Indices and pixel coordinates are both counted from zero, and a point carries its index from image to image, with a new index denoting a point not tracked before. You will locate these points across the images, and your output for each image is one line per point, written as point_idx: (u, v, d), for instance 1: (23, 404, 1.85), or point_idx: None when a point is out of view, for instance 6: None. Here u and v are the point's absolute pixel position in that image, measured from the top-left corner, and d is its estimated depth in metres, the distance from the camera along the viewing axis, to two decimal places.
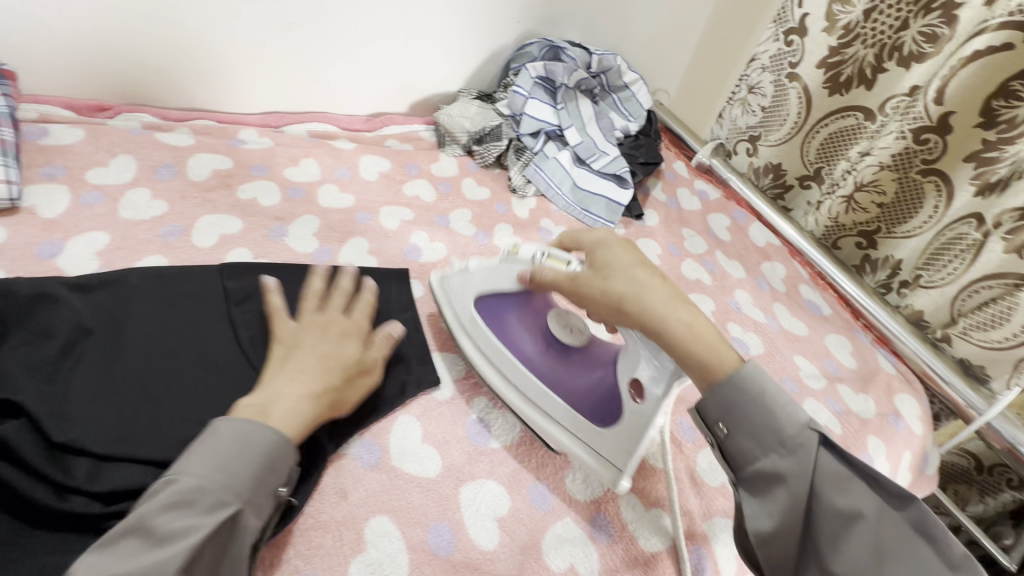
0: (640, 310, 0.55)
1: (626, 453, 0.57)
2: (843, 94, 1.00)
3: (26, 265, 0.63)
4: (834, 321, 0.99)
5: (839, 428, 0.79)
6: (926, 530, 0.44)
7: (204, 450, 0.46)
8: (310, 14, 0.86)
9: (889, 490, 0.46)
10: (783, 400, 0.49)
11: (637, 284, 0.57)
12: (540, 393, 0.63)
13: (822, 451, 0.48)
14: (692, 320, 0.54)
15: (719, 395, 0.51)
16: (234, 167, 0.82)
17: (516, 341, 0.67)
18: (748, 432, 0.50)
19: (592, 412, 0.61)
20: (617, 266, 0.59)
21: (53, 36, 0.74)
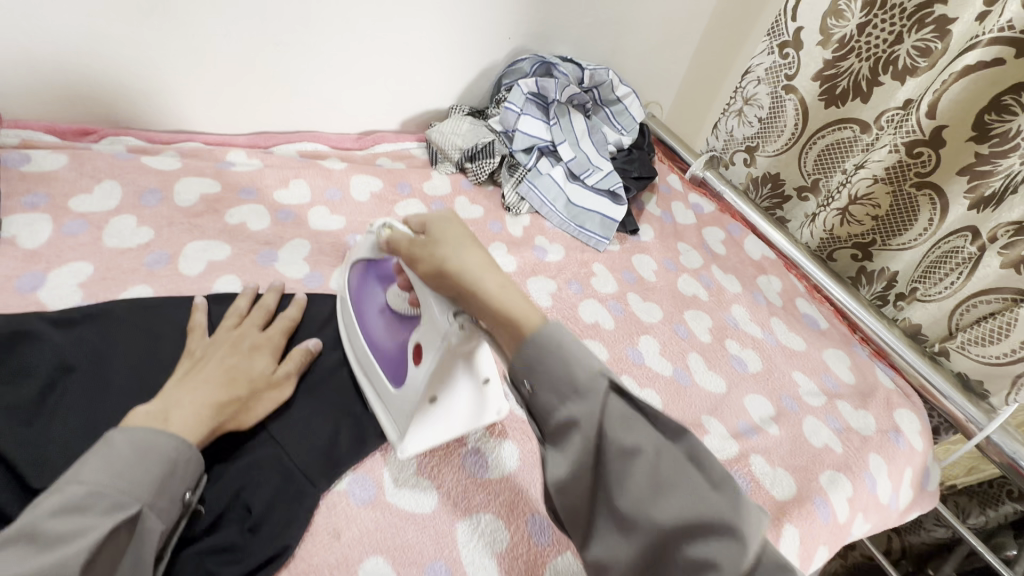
0: (461, 274, 0.49)
1: (406, 420, 0.56)
2: (839, 106, 1.00)
3: (6, 299, 0.61)
4: (831, 336, 0.98)
5: (840, 447, 0.78)
6: (704, 463, 0.42)
7: (97, 459, 0.43)
8: (298, 34, 0.85)
9: (665, 424, 0.43)
10: (579, 351, 0.45)
11: (459, 245, 0.51)
12: (365, 355, 0.63)
13: (612, 397, 0.44)
14: (504, 283, 0.49)
15: (518, 350, 0.46)
16: (222, 192, 0.80)
17: (365, 305, 0.66)
18: (549, 385, 0.44)
19: (392, 374, 0.60)
20: (446, 234, 0.52)
21: (33, 58, 0.72)
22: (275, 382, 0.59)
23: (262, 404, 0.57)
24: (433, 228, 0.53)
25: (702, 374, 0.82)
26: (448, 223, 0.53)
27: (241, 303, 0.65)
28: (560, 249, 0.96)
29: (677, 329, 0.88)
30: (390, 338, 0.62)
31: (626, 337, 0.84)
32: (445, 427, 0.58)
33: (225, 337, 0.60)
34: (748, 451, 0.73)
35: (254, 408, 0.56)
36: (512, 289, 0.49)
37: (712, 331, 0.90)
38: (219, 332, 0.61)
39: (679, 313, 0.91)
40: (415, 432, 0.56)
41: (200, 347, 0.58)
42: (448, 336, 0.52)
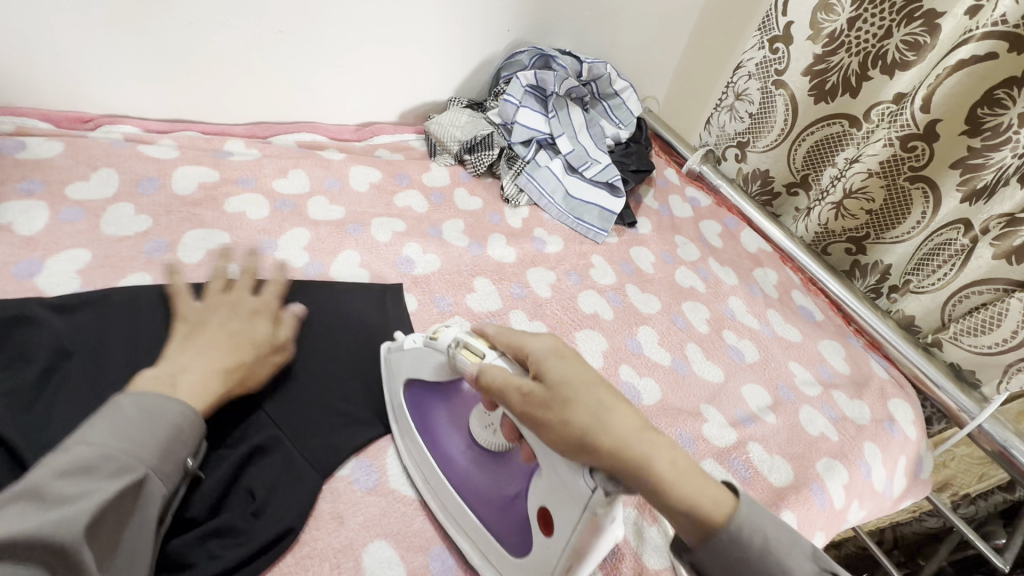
0: (625, 454, 0.41)
1: None
2: (829, 101, 1.01)
3: (3, 285, 0.60)
4: (826, 328, 0.99)
5: (836, 435, 0.79)
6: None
7: (104, 421, 0.43)
8: (297, 24, 0.84)
9: None
10: (773, 529, 0.45)
11: (601, 408, 0.43)
12: (456, 506, 0.53)
13: (816, 572, 0.44)
14: (676, 459, 0.43)
15: (710, 540, 0.45)
16: (220, 181, 0.80)
17: (445, 447, 0.56)
18: (750, 572, 0.43)
19: (508, 538, 0.51)
20: (585, 390, 0.44)
21: (27, 44, 0.71)
22: (276, 347, 0.59)
23: (265, 368, 0.57)
24: (557, 381, 0.45)
25: (700, 364, 0.83)
26: (565, 365, 0.46)
27: (229, 263, 0.63)
28: (559, 241, 0.96)
29: (676, 320, 0.89)
30: (494, 486, 0.54)
31: (625, 327, 0.84)
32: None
33: (218, 300, 0.59)
34: (746, 439, 0.74)
35: (257, 372, 0.56)
36: (686, 464, 0.44)
37: (710, 322, 0.91)
38: (210, 295, 0.59)
39: (677, 305, 0.92)
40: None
41: (194, 311, 0.57)
42: (591, 507, 0.42)
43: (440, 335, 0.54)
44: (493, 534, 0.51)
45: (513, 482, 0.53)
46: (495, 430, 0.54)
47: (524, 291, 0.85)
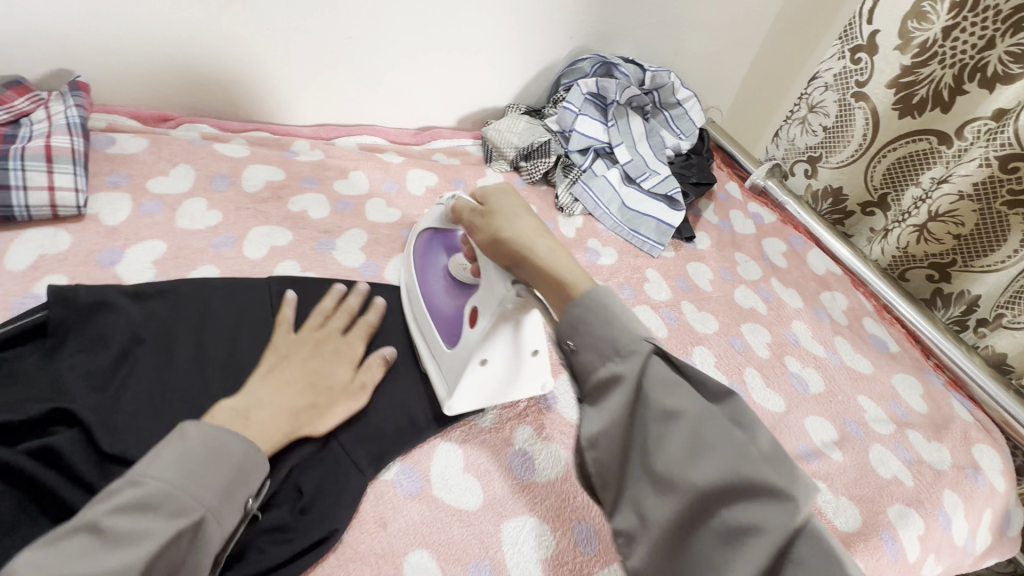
0: (516, 242, 0.52)
1: (454, 373, 0.58)
2: (916, 116, 0.93)
3: (88, 271, 0.64)
4: (902, 360, 0.91)
5: (911, 480, 0.72)
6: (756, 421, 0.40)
7: (171, 454, 0.42)
8: (366, 29, 0.86)
9: (708, 388, 0.43)
10: (622, 312, 0.45)
11: (514, 216, 0.55)
12: (420, 317, 0.66)
13: (654, 358, 0.43)
14: (563, 254, 0.51)
15: (564, 314, 0.47)
16: (286, 180, 0.82)
17: (428, 273, 0.68)
18: (591, 343, 0.45)
19: (448, 335, 0.62)
20: (508, 209, 0.56)
21: (122, 44, 0.76)
22: (351, 390, 0.57)
23: (335, 412, 0.55)
24: (494, 202, 0.57)
25: (760, 391, 0.78)
26: (505, 196, 0.57)
27: (327, 301, 0.64)
28: (613, 253, 0.94)
29: (733, 342, 0.84)
30: (449, 303, 0.64)
31: (678, 347, 0.80)
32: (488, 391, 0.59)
33: (309, 336, 0.60)
34: None
35: (328, 416, 0.55)
36: (568, 260, 0.50)
37: (770, 346, 0.86)
38: (305, 330, 0.60)
39: (736, 326, 0.87)
40: (459, 394, 0.58)
41: (286, 343, 0.58)
42: (504, 299, 0.53)
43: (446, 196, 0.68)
44: (436, 332, 0.63)
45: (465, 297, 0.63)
46: (463, 264, 0.64)
47: None
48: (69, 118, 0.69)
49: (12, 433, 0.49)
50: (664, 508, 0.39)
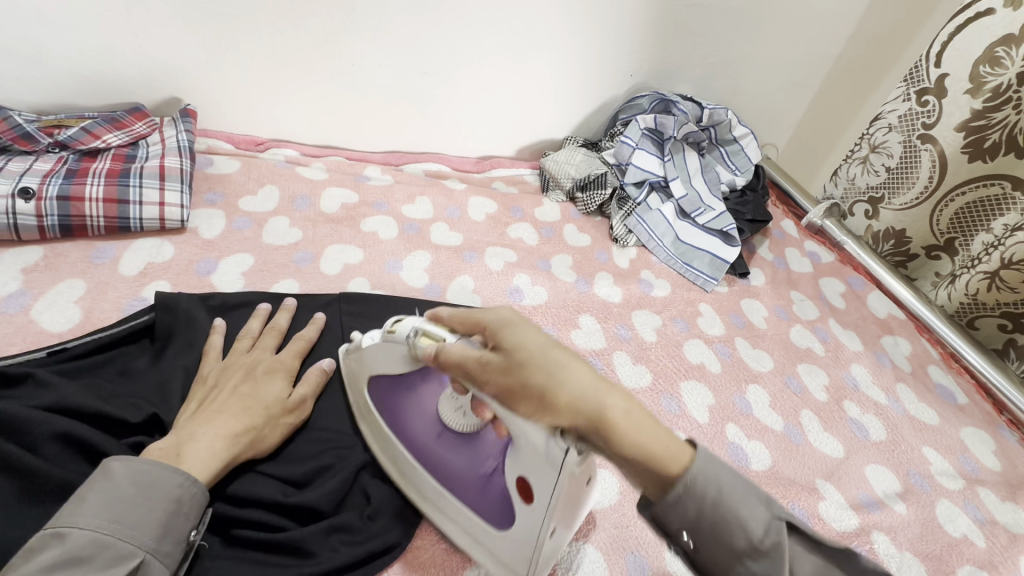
0: (580, 405, 0.39)
1: (524, 561, 0.46)
2: (987, 160, 0.92)
3: (187, 279, 0.70)
4: (972, 413, 0.86)
5: (983, 541, 0.69)
6: (763, 495, 0.40)
7: (99, 499, 0.41)
8: (441, 66, 0.93)
9: (838, 550, 0.38)
10: (733, 491, 0.38)
11: (556, 367, 0.40)
12: (441, 491, 0.51)
13: (790, 538, 0.39)
14: (634, 409, 0.39)
15: (673, 506, 0.38)
16: (359, 203, 0.88)
17: (417, 429, 0.53)
18: (718, 541, 0.38)
19: (491, 513, 0.48)
20: (541, 355, 0.41)
21: (226, 75, 0.85)
22: (291, 408, 0.55)
23: (280, 430, 0.53)
24: (508, 345, 0.42)
25: (817, 435, 0.76)
26: (519, 333, 0.42)
27: (253, 323, 0.62)
28: (666, 285, 0.94)
29: (789, 383, 0.83)
30: (472, 465, 0.50)
31: (732, 384, 0.80)
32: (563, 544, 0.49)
33: (237, 362, 0.57)
34: (870, 527, 0.67)
35: (270, 436, 0.52)
36: (645, 417, 0.40)
37: (829, 389, 0.84)
38: (232, 355, 0.58)
39: (792, 366, 0.86)
40: (541, 570, 0.47)
41: (213, 372, 0.56)
42: (568, 469, 0.39)
43: (394, 328, 0.50)
44: (471, 506, 0.50)
45: (490, 456, 0.49)
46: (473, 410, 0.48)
47: (629, 333, 0.83)
48: (180, 141, 0.77)
49: (110, 428, 0.51)
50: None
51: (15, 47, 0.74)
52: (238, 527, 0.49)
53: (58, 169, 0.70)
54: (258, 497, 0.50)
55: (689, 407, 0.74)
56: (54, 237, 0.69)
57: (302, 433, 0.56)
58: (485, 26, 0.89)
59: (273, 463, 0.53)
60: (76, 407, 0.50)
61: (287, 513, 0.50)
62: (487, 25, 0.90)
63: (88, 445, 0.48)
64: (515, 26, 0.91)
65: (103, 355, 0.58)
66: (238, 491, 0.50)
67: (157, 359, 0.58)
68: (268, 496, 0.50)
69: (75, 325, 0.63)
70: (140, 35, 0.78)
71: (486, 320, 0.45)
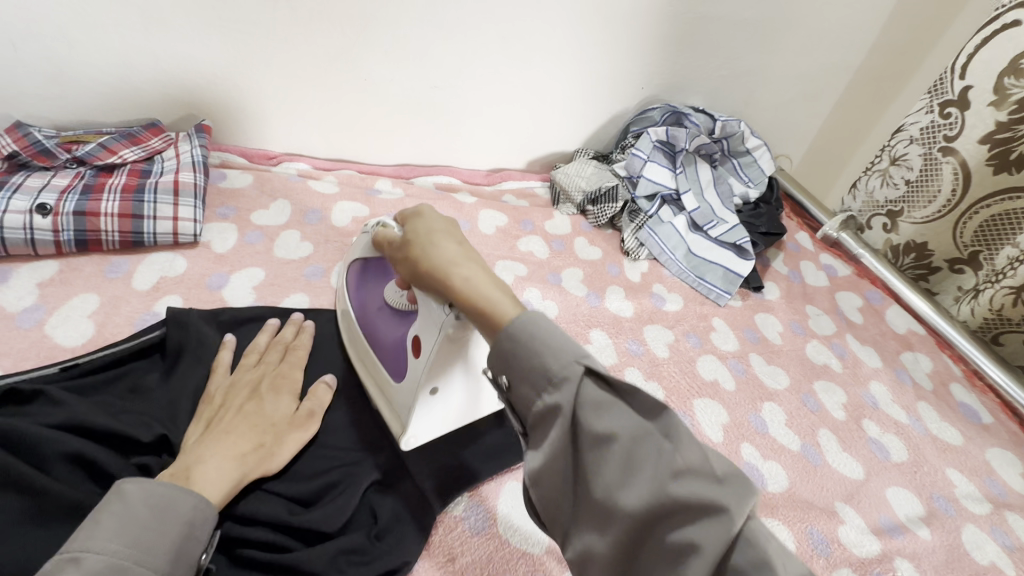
0: (441, 267, 0.48)
1: (407, 410, 0.54)
2: (1013, 172, 0.89)
3: (199, 293, 0.71)
4: (998, 434, 0.84)
5: (1012, 569, 0.66)
6: (580, 347, 0.41)
7: (114, 523, 0.40)
8: (452, 80, 0.93)
9: (639, 401, 0.38)
10: (554, 339, 0.41)
11: (433, 240, 0.50)
12: (367, 353, 0.61)
13: (585, 382, 0.39)
14: (492, 274, 0.47)
15: (492, 343, 0.43)
16: (369, 216, 0.88)
17: (364, 301, 0.63)
18: (524, 378, 0.41)
19: (395, 371, 0.57)
20: (425, 234, 0.51)
21: (239, 91, 0.86)
22: (299, 423, 0.55)
23: (289, 446, 0.53)
24: (410, 227, 0.53)
25: (836, 456, 0.74)
26: (420, 220, 0.53)
27: (261, 338, 0.61)
28: (678, 299, 0.93)
29: (806, 401, 0.81)
30: (389, 334, 0.59)
31: (747, 402, 0.78)
32: (446, 422, 0.56)
33: (244, 378, 0.56)
34: (892, 553, 0.64)
35: (277, 454, 0.52)
36: (500, 283, 0.47)
37: (847, 408, 0.81)
38: (239, 371, 0.57)
39: (809, 383, 0.84)
40: (416, 426, 0.54)
41: (220, 390, 0.55)
42: (444, 327, 0.50)
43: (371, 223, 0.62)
44: (384, 364, 0.59)
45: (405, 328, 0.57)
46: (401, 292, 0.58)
47: (641, 348, 0.82)
48: (194, 156, 0.78)
49: (119, 446, 0.51)
50: (612, 541, 0.36)
51: (37, 65, 0.76)
52: (244, 547, 0.48)
53: (75, 185, 0.71)
54: (266, 516, 0.49)
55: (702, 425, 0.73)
56: (70, 251, 0.70)
57: (309, 450, 0.56)
58: (495, 40, 0.90)
59: (281, 481, 0.53)
60: (86, 426, 0.50)
61: (294, 533, 0.50)
62: (498, 39, 0.90)
63: (97, 466, 0.48)
64: (526, 39, 0.91)
65: (114, 371, 0.58)
66: (246, 510, 0.49)
67: (167, 376, 0.58)
68: (277, 515, 0.49)
69: (88, 341, 0.63)
70: (159, 52, 0.79)
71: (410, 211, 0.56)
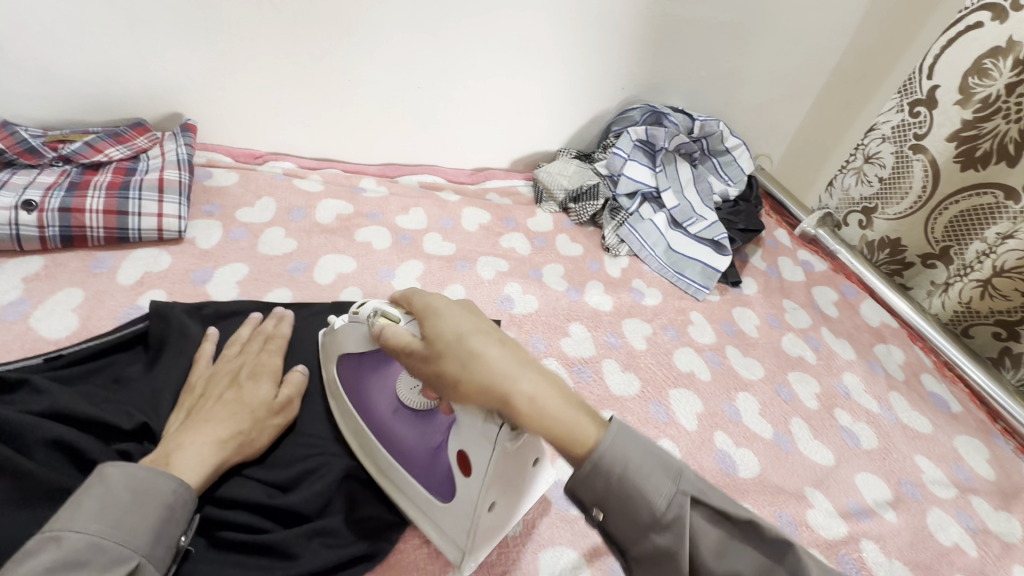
0: (493, 388, 0.40)
1: (465, 533, 0.49)
2: (979, 169, 0.92)
3: (182, 288, 0.72)
4: (966, 422, 0.86)
5: (974, 550, 0.68)
6: (675, 470, 0.40)
7: (95, 505, 0.41)
8: (435, 81, 0.95)
9: (757, 531, 0.38)
10: (648, 470, 0.39)
11: (467, 354, 0.41)
12: (394, 466, 0.54)
13: (696, 513, 0.39)
14: (556, 386, 0.41)
15: (586, 485, 0.40)
16: (353, 214, 0.90)
17: (374, 408, 0.56)
18: (626, 518, 0.40)
19: (437, 486, 0.51)
20: (454, 341, 0.42)
21: (225, 91, 0.88)
22: (278, 409, 0.56)
23: (268, 432, 0.54)
24: (432, 335, 0.44)
25: (807, 443, 0.76)
26: (443, 321, 0.44)
27: (243, 330, 0.63)
28: (657, 293, 0.95)
29: (780, 391, 0.83)
30: (420, 440, 0.52)
31: (722, 392, 0.80)
32: (506, 530, 0.51)
33: (225, 368, 0.58)
34: (859, 535, 0.66)
35: (257, 439, 0.53)
36: (567, 395, 0.41)
37: (820, 398, 0.84)
38: (221, 361, 0.59)
39: (783, 374, 0.86)
40: (481, 547, 0.50)
41: (201, 381, 0.57)
42: (498, 443, 0.43)
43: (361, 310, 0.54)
44: (420, 480, 0.52)
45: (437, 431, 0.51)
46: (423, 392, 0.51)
47: (619, 341, 0.84)
48: (179, 155, 0.79)
49: (101, 434, 0.52)
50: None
51: (24, 66, 0.78)
52: (223, 529, 0.49)
53: (60, 182, 0.72)
54: (244, 499, 0.50)
55: (678, 414, 0.75)
56: (55, 247, 0.71)
57: (288, 438, 0.57)
58: (478, 42, 0.92)
59: (259, 466, 0.54)
60: (68, 413, 0.52)
61: (273, 516, 0.51)
62: (480, 41, 0.92)
63: (78, 451, 0.49)
64: (507, 41, 0.93)
65: (97, 362, 0.59)
66: (224, 493, 0.51)
67: (151, 367, 0.60)
68: (254, 498, 0.51)
69: (72, 333, 0.64)
70: (144, 52, 0.80)
71: (420, 304, 0.47)
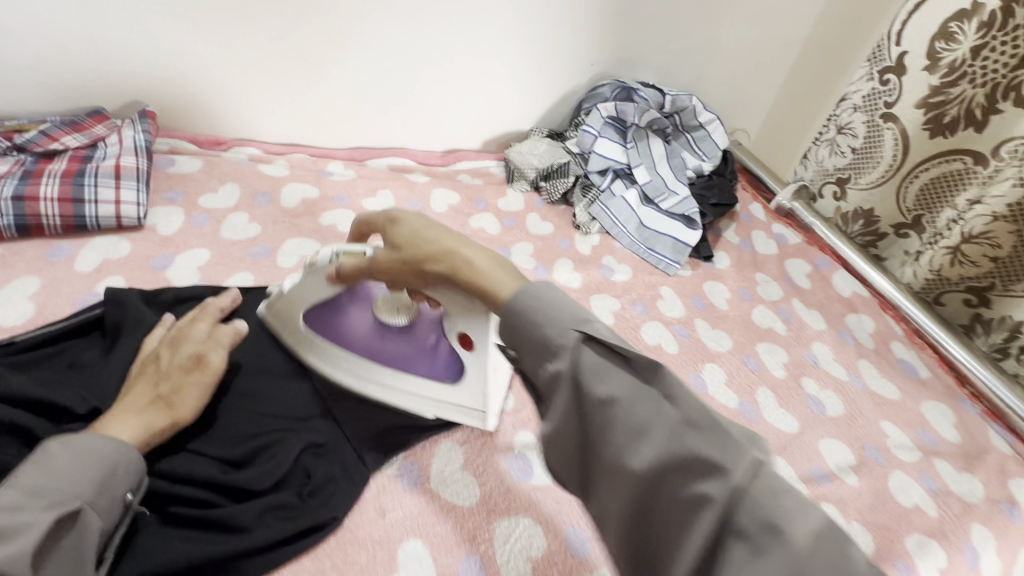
0: (441, 265, 0.45)
1: (480, 396, 0.57)
2: (948, 136, 0.91)
3: (142, 274, 0.72)
4: (933, 388, 0.87)
5: (934, 511, 0.69)
6: (577, 309, 0.40)
7: (34, 464, 0.44)
8: (397, 60, 0.93)
9: (643, 364, 0.38)
10: (550, 306, 0.40)
11: (419, 244, 0.47)
12: (392, 375, 0.60)
13: (586, 346, 0.39)
14: (495, 254, 0.45)
15: (500, 325, 0.42)
16: (319, 197, 0.90)
17: (357, 335, 0.60)
18: (521, 346, 0.41)
19: (440, 374, 0.58)
20: (411, 239, 0.47)
21: (185, 77, 0.87)
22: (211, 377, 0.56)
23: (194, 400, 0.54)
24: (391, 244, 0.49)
25: (772, 411, 0.77)
26: (400, 229, 0.49)
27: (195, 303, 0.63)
28: (627, 269, 0.95)
29: (747, 361, 0.83)
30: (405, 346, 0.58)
31: (688, 363, 0.81)
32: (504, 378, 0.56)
33: (168, 335, 0.59)
34: (818, 499, 0.67)
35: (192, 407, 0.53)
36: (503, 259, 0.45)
37: (787, 367, 0.84)
38: (172, 329, 0.60)
39: (751, 345, 0.86)
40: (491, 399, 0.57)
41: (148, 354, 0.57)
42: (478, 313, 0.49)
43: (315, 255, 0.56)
44: (421, 375, 0.58)
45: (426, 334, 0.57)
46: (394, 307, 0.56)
47: None
48: (137, 140, 0.78)
49: (53, 416, 0.53)
50: (619, 502, 0.37)
51: None
52: (175, 505, 0.51)
53: (14, 171, 0.72)
54: (198, 475, 0.52)
55: None
56: (11, 236, 0.71)
57: (243, 417, 0.58)
58: (439, 19, 0.90)
59: (213, 443, 0.55)
60: (18, 396, 0.52)
61: (226, 490, 0.52)
62: (442, 20, 0.91)
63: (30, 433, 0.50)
64: (470, 17, 0.92)
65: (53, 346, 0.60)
66: (179, 470, 0.52)
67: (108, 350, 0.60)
68: (209, 474, 0.52)
69: (27, 321, 0.64)
70: (96, 39, 0.79)
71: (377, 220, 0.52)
